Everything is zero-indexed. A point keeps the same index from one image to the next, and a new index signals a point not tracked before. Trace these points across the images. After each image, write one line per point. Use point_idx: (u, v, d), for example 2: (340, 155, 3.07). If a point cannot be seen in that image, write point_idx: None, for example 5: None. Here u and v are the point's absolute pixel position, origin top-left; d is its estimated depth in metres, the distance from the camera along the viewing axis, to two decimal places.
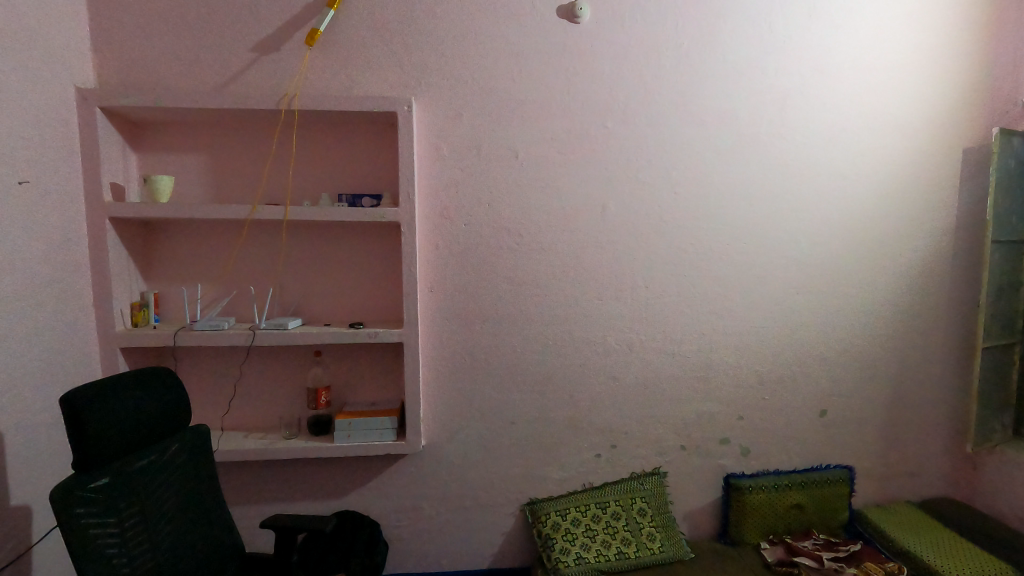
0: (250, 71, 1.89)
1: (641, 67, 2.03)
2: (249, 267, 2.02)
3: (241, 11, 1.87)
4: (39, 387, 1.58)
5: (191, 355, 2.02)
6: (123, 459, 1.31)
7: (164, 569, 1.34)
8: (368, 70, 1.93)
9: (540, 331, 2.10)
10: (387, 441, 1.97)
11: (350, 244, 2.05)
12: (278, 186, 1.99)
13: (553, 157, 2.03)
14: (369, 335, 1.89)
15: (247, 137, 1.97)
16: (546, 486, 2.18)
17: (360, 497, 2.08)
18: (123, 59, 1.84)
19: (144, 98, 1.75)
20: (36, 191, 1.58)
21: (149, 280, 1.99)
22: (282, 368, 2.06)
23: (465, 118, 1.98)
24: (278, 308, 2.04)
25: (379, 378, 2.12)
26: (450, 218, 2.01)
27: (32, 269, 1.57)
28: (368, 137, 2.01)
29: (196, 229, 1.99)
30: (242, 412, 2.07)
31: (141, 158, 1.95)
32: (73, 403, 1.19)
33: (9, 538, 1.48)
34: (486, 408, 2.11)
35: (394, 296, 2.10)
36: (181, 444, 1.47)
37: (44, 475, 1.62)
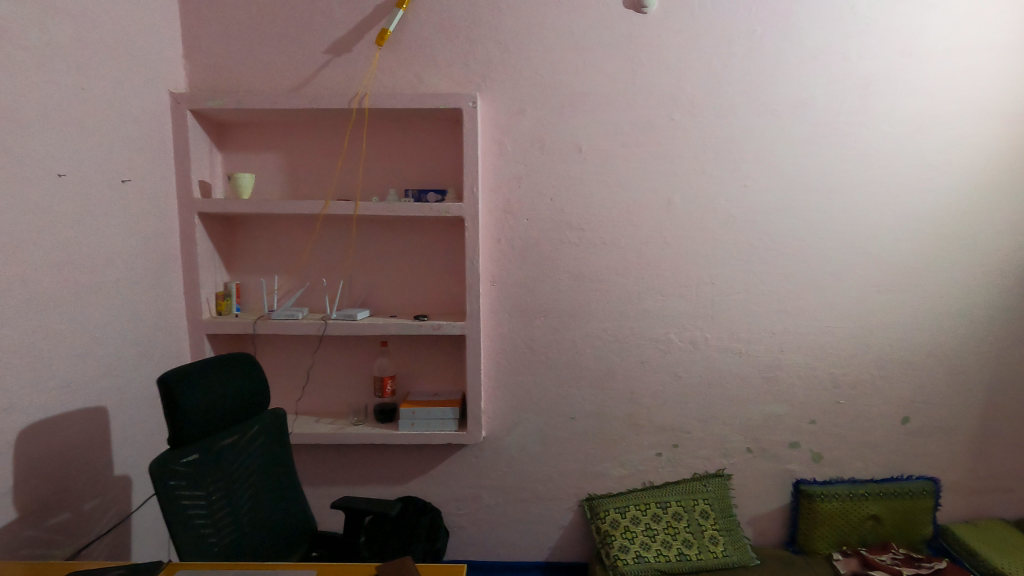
0: (324, 72, 1.98)
1: (710, 56, 1.96)
2: (321, 259, 2.12)
3: (316, 15, 1.96)
4: (136, 369, 1.73)
5: (268, 343, 2.14)
6: (211, 437, 1.42)
7: (244, 541, 1.44)
8: (434, 68, 1.97)
9: (600, 327, 2.08)
10: (449, 431, 2.02)
11: (416, 238, 2.11)
12: (348, 182, 2.07)
13: (616, 151, 2.00)
14: (433, 328, 1.94)
15: (322, 135, 2.06)
16: (604, 483, 2.17)
17: (422, 484, 2.15)
18: (210, 64, 1.97)
19: (228, 101, 1.86)
20: (135, 188, 1.72)
21: (231, 272, 2.13)
22: (351, 357, 2.15)
23: (528, 113, 1.98)
24: (347, 299, 2.13)
25: (442, 369, 2.17)
26: (512, 213, 2.02)
27: (130, 261, 1.70)
28: (433, 134, 2.06)
29: (274, 224, 2.10)
30: (313, 398, 2.18)
31: (225, 157, 2.08)
32: (169, 383, 1.30)
33: (111, 504, 1.64)
34: (545, 402, 2.12)
35: (457, 290, 2.14)
36: (262, 425, 1.57)
37: (141, 449, 1.77)
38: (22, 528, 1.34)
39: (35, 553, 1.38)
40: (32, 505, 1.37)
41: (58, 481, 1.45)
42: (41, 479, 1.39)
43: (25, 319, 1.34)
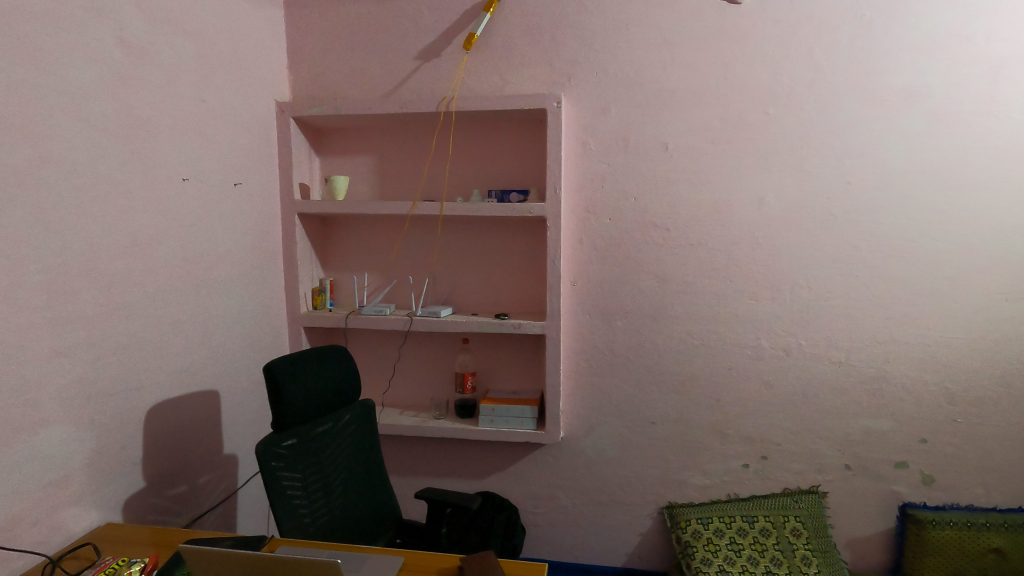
0: (414, 78, 2.05)
1: (810, 45, 1.85)
2: (408, 258, 2.20)
3: (407, 23, 2.04)
4: (243, 357, 1.88)
5: (358, 336, 2.26)
6: (308, 423, 1.51)
7: (337, 524, 1.52)
8: (519, 70, 1.99)
9: (685, 330, 2.01)
10: (527, 429, 2.03)
11: (498, 238, 2.14)
12: (435, 184, 2.14)
13: (704, 148, 1.93)
14: (513, 327, 1.96)
15: (410, 139, 2.14)
16: (686, 492, 2.09)
17: (500, 480, 2.18)
18: (311, 74, 2.10)
19: (327, 107, 1.98)
20: (245, 191, 1.87)
21: (326, 269, 2.27)
22: (434, 353, 2.22)
23: (613, 112, 1.95)
24: (431, 297, 2.20)
25: (521, 368, 2.19)
26: (595, 213, 2.00)
27: (240, 258, 1.85)
28: (517, 135, 2.08)
29: (365, 224, 2.21)
30: (398, 391, 2.27)
31: (323, 161, 2.21)
32: (274, 371, 1.41)
33: (221, 481, 1.79)
34: (625, 405, 2.08)
35: (537, 290, 2.15)
36: (353, 414, 1.65)
37: (246, 430, 1.92)
38: (148, 496, 1.49)
39: (158, 519, 1.53)
40: (156, 477, 1.52)
41: (177, 456, 1.60)
42: (164, 453, 1.55)
43: (153, 309, 1.49)
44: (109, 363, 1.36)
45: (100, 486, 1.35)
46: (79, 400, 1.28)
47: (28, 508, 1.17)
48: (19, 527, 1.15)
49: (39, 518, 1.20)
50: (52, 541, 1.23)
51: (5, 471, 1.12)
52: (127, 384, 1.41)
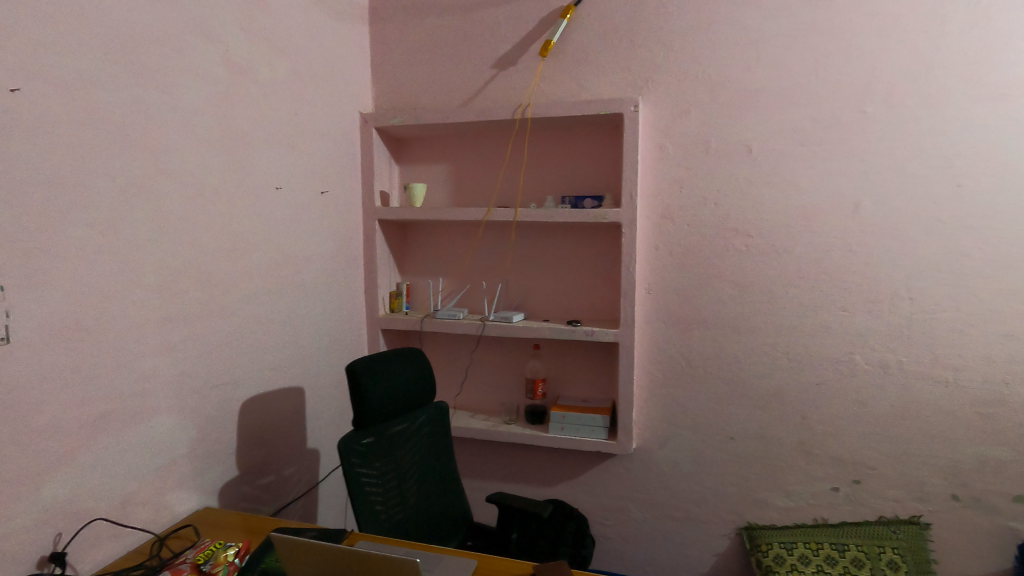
0: (490, 86, 2.08)
1: (915, 38, 1.71)
2: (482, 263, 2.24)
3: (485, 33, 2.07)
4: (326, 356, 1.97)
5: (432, 340, 2.31)
6: (386, 423, 1.56)
7: (411, 522, 1.56)
8: (595, 74, 1.98)
9: (768, 342, 1.91)
10: (598, 439, 2.00)
11: (571, 244, 2.13)
12: (509, 190, 2.16)
13: (792, 150, 1.82)
14: (585, 334, 1.93)
15: (486, 146, 2.18)
16: (767, 514, 1.98)
17: (569, 489, 2.15)
18: (393, 86, 2.19)
19: (407, 117, 2.05)
20: (331, 199, 1.97)
21: (403, 273, 2.35)
22: (506, 358, 2.24)
23: (693, 115, 1.90)
24: (504, 302, 2.22)
25: (592, 376, 2.16)
26: (672, 218, 1.95)
27: (325, 262, 1.95)
28: (593, 141, 2.06)
29: (441, 230, 2.27)
30: (470, 394, 2.30)
31: (402, 169, 2.29)
32: (355, 371, 1.47)
33: (304, 473, 1.89)
34: (701, 418, 2.00)
35: (611, 297, 2.11)
36: (427, 416, 1.69)
37: (328, 427, 2.01)
38: (240, 484, 1.59)
39: (249, 506, 1.63)
40: (248, 466, 1.62)
41: (266, 447, 1.70)
42: (255, 445, 1.65)
43: (249, 309, 1.60)
44: (210, 358, 1.47)
45: (200, 472, 1.45)
46: (183, 391, 1.39)
47: (141, 489, 1.28)
48: (132, 506, 1.27)
49: (149, 498, 1.31)
50: (160, 520, 1.34)
51: (123, 454, 1.24)
52: (225, 378, 1.52)
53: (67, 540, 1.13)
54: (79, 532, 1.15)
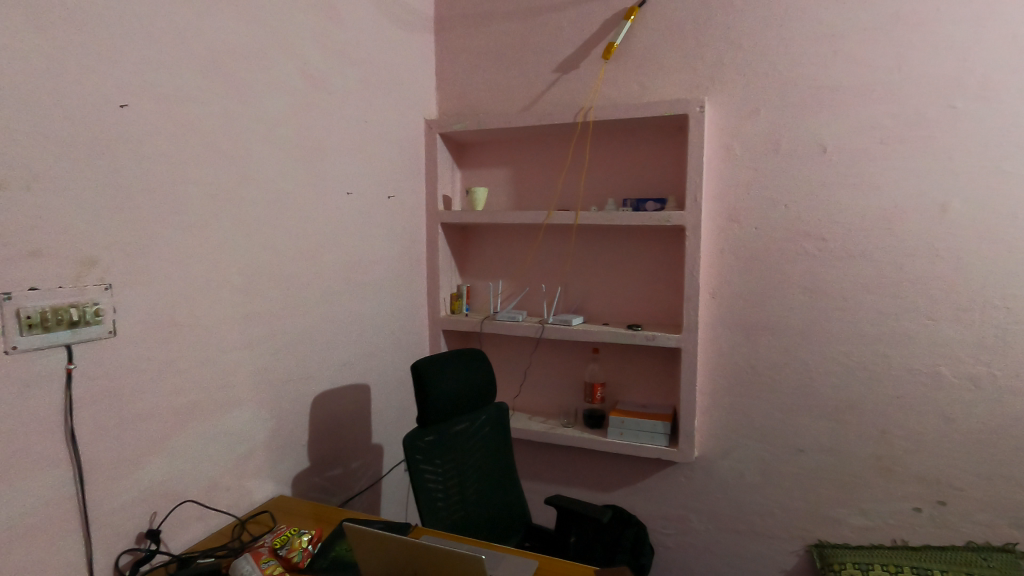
0: (552, 90, 2.10)
1: (1013, 26, 1.58)
2: (541, 266, 2.25)
3: (548, 37, 2.09)
4: (391, 355, 2.04)
5: (492, 341, 2.35)
6: (448, 421, 1.60)
7: (471, 520, 1.58)
8: (660, 76, 1.95)
9: (842, 351, 1.82)
10: (659, 445, 1.96)
11: (632, 247, 2.10)
12: (570, 193, 2.16)
13: (872, 149, 1.73)
14: (646, 338, 1.91)
15: (547, 150, 2.19)
16: (840, 532, 1.88)
17: (628, 495, 2.13)
18: (457, 92, 2.24)
19: (470, 122, 2.09)
20: (397, 203, 2.04)
21: (464, 276, 2.40)
22: (564, 361, 2.24)
23: (763, 114, 1.83)
24: (563, 305, 2.23)
25: (653, 381, 2.13)
26: (739, 221, 1.89)
27: (391, 264, 2.02)
28: (656, 143, 2.03)
29: (501, 233, 2.31)
30: (528, 396, 2.31)
31: (464, 173, 2.35)
32: (420, 370, 1.51)
33: (369, 467, 1.96)
34: (769, 428, 1.92)
35: (673, 301, 2.07)
36: (488, 416, 1.72)
37: (392, 423, 2.08)
38: (311, 475, 1.67)
39: (319, 496, 1.71)
40: (318, 458, 1.70)
41: (335, 441, 1.78)
42: (325, 438, 1.73)
43: (321, 308, 1.68)
44: (286, 354, 1.55)
45: (276, 461, 1.54)
46: (263, 385, 1.48)
47: (224, 474, 1.38)
48: (217, 490, 1.36)
49: (231, 484, 1.40)
50: (240, 504, 1.43)
51: (209, 441, 1.33)
52: (299, 373, 1.60)
53: (161, 519, 1.23)
54: (171, 512, 1.25)
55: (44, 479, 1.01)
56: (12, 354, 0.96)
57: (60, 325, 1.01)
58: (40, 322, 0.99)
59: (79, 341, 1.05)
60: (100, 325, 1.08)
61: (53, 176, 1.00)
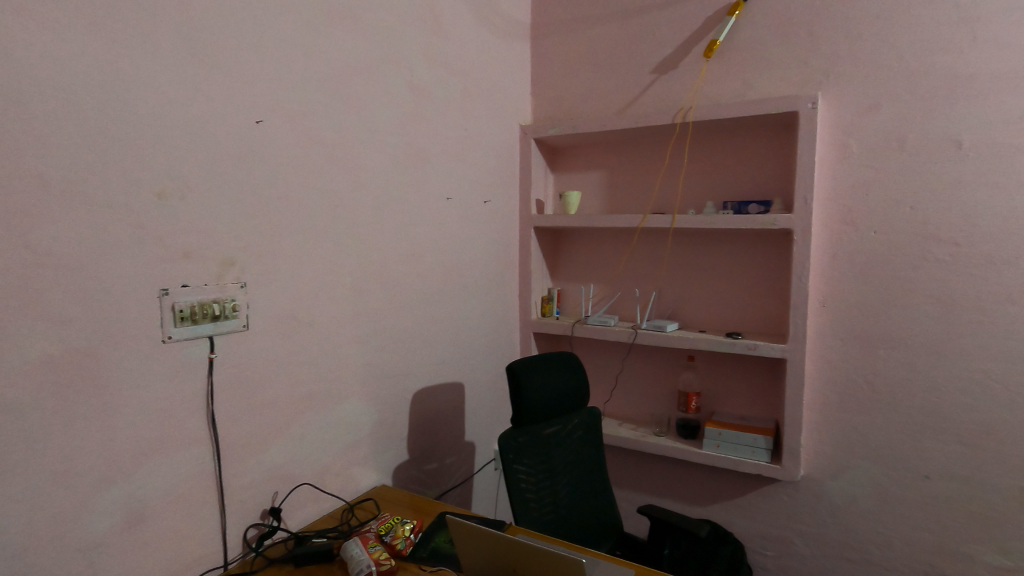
0: (649, 92, 2.06)
1: None
2: (635, 270, 2.21)
3: (646, 38, 2.05)
4: (484, 355, 2.09)
5: (582, 345, 2.34)
6: (541, 423, 1.62)
7: (562, 523, 1.58)
8: (767, 72, 1.86)
9: (978, 368, 1.63)
10: (759, 461, 1.86)
11: (733, 252, 2.01)
12: (666, 196, 2.11)
13: (1021, 143, 1.54)
14: (747, 347, 1.81)
15: (643, 152, 2.15)
16: (972, 570, 1.69)
17: (724, 511, 2.04)
18: (552, 97, 2.26)
19: (565, 126, 2.10)
20: (493, 207, 2.09)
21: (555, 279, 2.41)
22: (657, 368, 2.18)
23: (884, 108, 1.69)
24: (657, 310, 2.18)
25: (753, 393, 2.02)
26: (855, 225, 1.76)
27: (486, 266, 2.07)
28: (761, 143, 1.93)
29: (593, 237, 2.30)
30: (618, 401, 2.29)
31: (557, 178, 2.36)
32: (515, 370, 1.55)
33: (462, 464, 2.02)
34: (887, 450, 1.77)
35: (777, 309, 1.95)
36: (580, 420, 1.71)
37: (484, 422, 2.13)
38: (410, 467, 1.76)
39: (416, 488, 1.79)
40: (416, 452, 1.78)
41: (432, 436, 1.85)
42: (423, 433, 1.80)
43: (422, 308, 1.76)
44: (390, 351, 1.64)
45: (380, 451, 1.63)
46: (369, 379, 1.58)
47: (335, 461, 1.48)
48: (329, 475, 1.46)
49: (340, 471, 1.50)
50: (349, 490, 1.53)
51: (323, 429, 1.44)
52: (401, 370, 1.69)
53: (282, 498, 1.34)
54: (290, 492, 1.36)
55: (189, 456, 1.14)
56: (168, 343, 1.08)
57: (205, 319, 1.14)
58: (190, 315, 1.11)
59: (219, 333, 1.17)
60: (236, 319, 1.21)
61: (202, 184, 1.13)
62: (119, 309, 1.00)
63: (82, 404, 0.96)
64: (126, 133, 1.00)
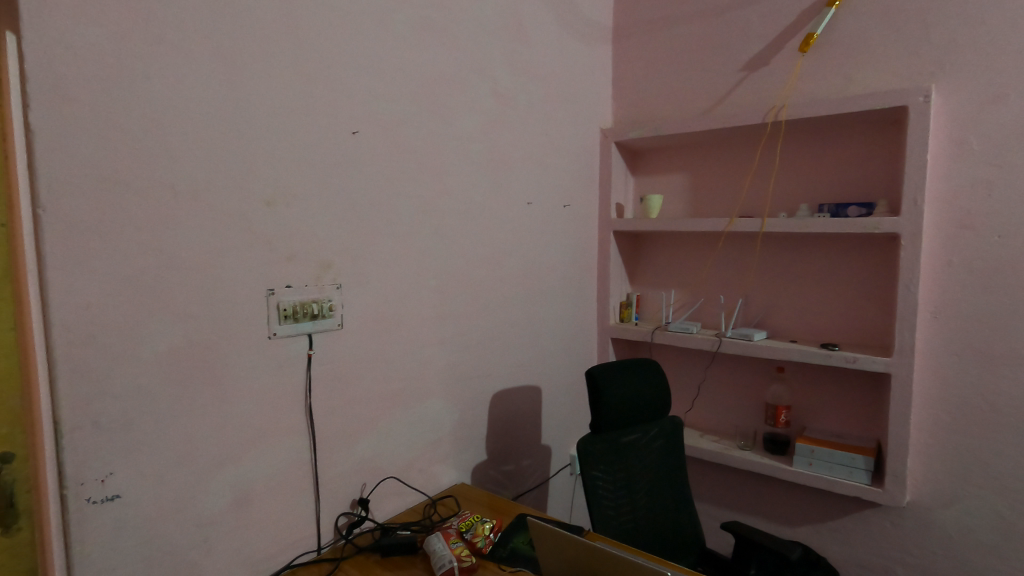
0: (738, 91, 1.98)
1: None
2: (719, 276, 2.13)
3: (734, 35, 1.98)
4: (561, 359, 2.09)
5: (662, 352, 2.29)
6: (620, 430, 1.59)
7: (642, 533, 1.55)
8: (871, 65, 1.73)
9: None
10: (858, 483, 1.72)
11: (829, 258, 1.89)
12: (755, 198, 2.02)
13: None
14: (845, 360, 1.69)
15: (730, 154, 2.07)
16: None
17: (817, 533, 1.92)
18: (634, 99, 2.23)
19: (646, 129, 2.06)
20: (572, 211, 2.09)
21: (634, 284, 2.37)
22: (743, 378, 2.09)
23: (1011, 99, 1.53)
24: (743, 318, 2.08)
25: (851, 409, 1.88)
26: (974, 228, 1.60)
27: (564, 271, 2.07)
28: (863, 141, 1.80)
29: (675, 242, 2.24)
30: (700, 412, 2.21)
31: (637, 181, 2.33)
32: (594, 376, 1.53)
33: (538, 467, 2.03)
34: (1012, 478, 1.59)
35: (880, 320, 1.81)
36: (661, 429, 1.67)
37: (560, 426, 2.13)
38: (488, 468, 1.78)
39: (493, 489, 1.82)
40: (494, 452, 1.81)
41: (509, 438, 1.87)
42: (500, 434, 1.83)
43: (502, 311, 1.79)
44: (471, 352, 1.68)
45: (460, 450, 1.67)
46: (451, 379, 1.62)
47: (418, 457, 1.53)
48: (412, 470, 1.52)
49: (423, 467, 1.55)
50: (430, 486, 1.58)
51: (408, 426, 1.50)
52: (481, 371, 1.72)
53: (370, 489, 1.41)
54: (378, 484, 1.43)
55: (289, 444, 1.22)
56: (274, 339, 1.17)
57: (305, 318, 1.22)
58: (292, 314, 1.20)
59: (318, 331, 1.25)
60: (332, 318, 1.28)
61: (304, 192, 1.21)
62: (232, 306, 1.09)
63: (200, 393, 1.06)
64: (241, 147, 1.09)
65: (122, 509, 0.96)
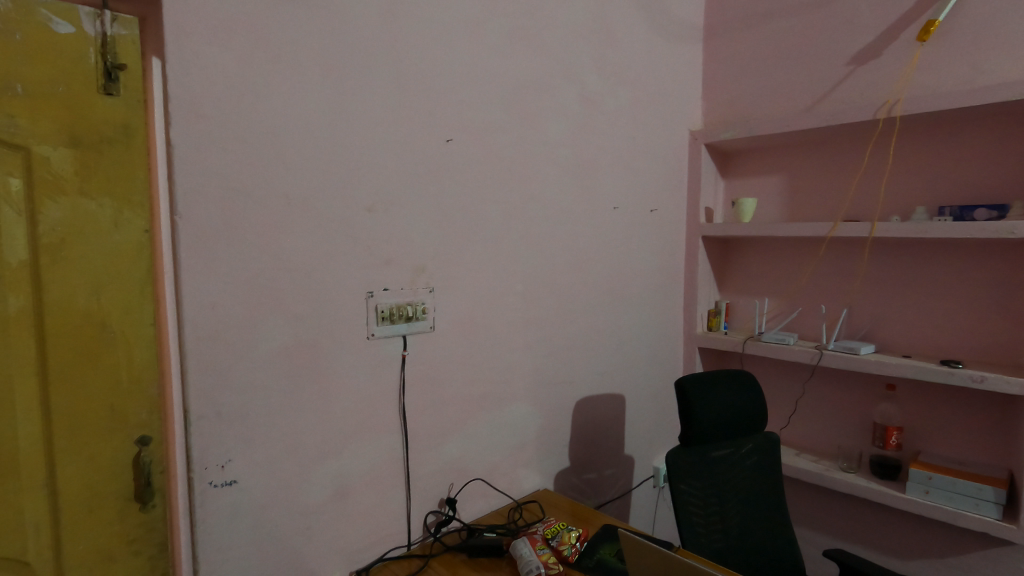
0: (844, 86, 1.85)
1: None
2: (820, 284, 1.99)
3: (840, 26, 1.85)
4: (645, 368, 2.03)
5: (754, 363, 2.17)
6: (711, 444, 1.52)
7: (734, 555, 1.47)
8: (1005, 52, 1.56)
9: None
10: (986, 516, 1.54)
11: (951, 265, 1.72)
12: (863, 201, 1.88)
13: None
14: (971, 378, 1.52)
15: (834, 153, 1.94)
16: None
17: (934, 568, 1.74)
18: (726, 99, 2.14)
19: (739, 129, 1.97)
20: (659, 216, 2.03)
21: (724, 291, 2.27)
22: (846, 394, 1.94)
23: None
24: (847, 330, 1.94)
25: (976, 434, 1.69)
26: None
27: (650, 277, 2.02)
28: (993, 137, 1.62)
29: (770, 247, 2.12)
30: (795, 429, 2.08)
31: (728, 183, 2.23)
32: (684, 386, 1.48)
33: (620, 477, 1.98)
34: None
35: (1014, 336, 1.61)
36: (755, 445, 1.58)
37: (644, 437, 2.07)
38: (570, 475, 1.77)
39: (576, 497, 1.79)
40: (577, 460, 1.79)
41: (592, 446, 1.84)
42: (583, 441, 1.80)
43: (587, 317, 1.77)
44: (555, 358, 1.67)
45: (543, 455, 1.67)
46: (536, 383, 1.62)
47: (503, 460, 1.55)
48: (497, 473, 1.53)
49: (507, 470, 1.56)
50: (515, 490, 1.59)
51: (494, 428, 1.51)
52: (565, 377, 1.71)
53: (457, 489, 1.43)
54: (464, 485, 1.45)
55: (384, 442, 1.27)
56: (372, 339, 1.22)
57: (400, 319, 1.27)
58: (389, 315, 1.25)
59: (411, 333, 1.29)
60: (424, 320, 1.32)
61: (401, 199, 1.25)
62: (335, 308, 1.16)
63: (305, 389, 1.12)
64: (347, 157, 1.15)
65: (237, 494, 1.04)
